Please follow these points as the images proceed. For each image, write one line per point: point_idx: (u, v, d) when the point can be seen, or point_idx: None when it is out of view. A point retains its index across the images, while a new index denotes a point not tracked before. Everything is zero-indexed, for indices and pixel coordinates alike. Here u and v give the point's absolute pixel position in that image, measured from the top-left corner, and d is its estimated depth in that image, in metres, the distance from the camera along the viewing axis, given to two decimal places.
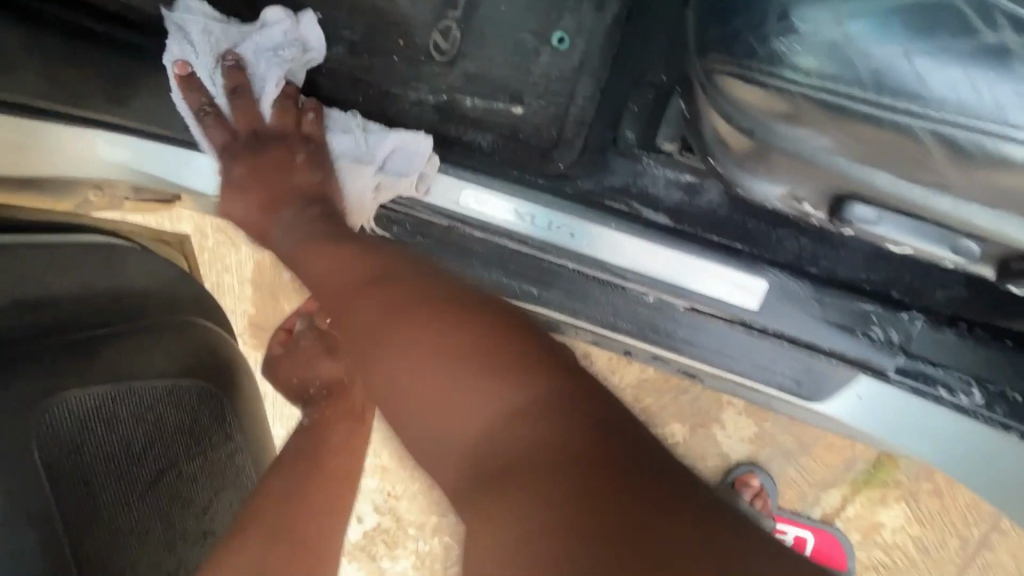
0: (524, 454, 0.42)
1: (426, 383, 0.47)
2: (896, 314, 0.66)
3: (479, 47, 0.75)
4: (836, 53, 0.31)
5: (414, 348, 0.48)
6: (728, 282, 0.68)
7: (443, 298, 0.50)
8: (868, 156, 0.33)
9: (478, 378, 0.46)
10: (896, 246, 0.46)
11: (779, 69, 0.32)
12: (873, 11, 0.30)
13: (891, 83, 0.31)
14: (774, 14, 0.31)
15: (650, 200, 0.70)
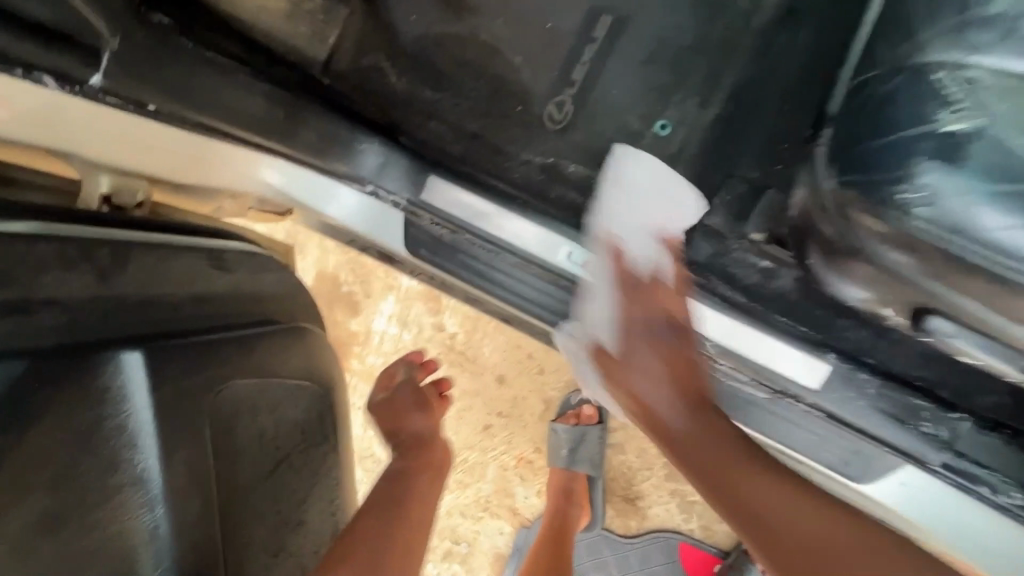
0: (705, 435, 0.57)
1: (694, 448, 0.56)
2: (946, 413, 0.73)
3: (589, 122, 0.86)
4: (955, 211, 0.38)
5: (655, 364, 0.62)
6: (797, 362, 0.75)
7: (694, 424, 0.58)
8: (951, 279, 0.41)
9: (840, 538, 0.50)
10: (964, 356, 0.53)
11: (904, 218, 0.39)
12: (987, 188, 0.38)
13: (986, 240, 0.38)
14: (906, 178, 0.39)
15: (730, 280, 0.78)
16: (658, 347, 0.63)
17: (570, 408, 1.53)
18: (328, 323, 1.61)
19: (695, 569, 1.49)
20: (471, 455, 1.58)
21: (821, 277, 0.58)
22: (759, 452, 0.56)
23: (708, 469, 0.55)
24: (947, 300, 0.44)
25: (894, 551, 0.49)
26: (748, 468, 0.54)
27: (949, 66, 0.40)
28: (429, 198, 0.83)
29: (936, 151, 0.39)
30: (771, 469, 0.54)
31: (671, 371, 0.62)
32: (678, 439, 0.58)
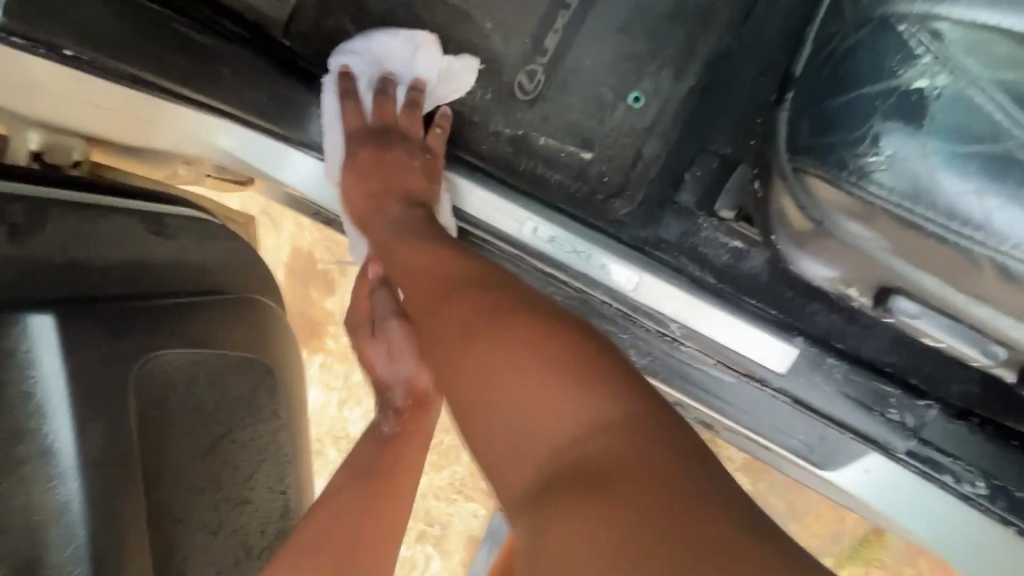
0: (460, 316, 0.51)
1: (463, 339, 0.50)
2: (914, 401, 0.71)
3: (560, 93, 0.82)
4: (912, 173, 0.36)
5: (415, 257, 0.63)
6: (764, 345, 0.73)
7: (483, 311, 0.51)
8: (913, 252, 0.39)
9: (544, 368, 0.45)
10: (928, 339, 0.51)
11: (861, 179, 0.37)
12: (947, 149, 0.35)
13: (945, 205, 0.36)
14: (866, 137, 0.37)
15: (700, 260, 0.76)
16: (438, 254, 0.61)
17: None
18: (303, 300, 1.58)
19: None
20: (446, 437, 1.56)
21: (784, 255, 0.55)
22: (549, 337, 0.47)
23: (478, 370, 0.47)
24: (909, 277, 0.41)
25: (649, 488, 0.38)
26: (539, 344, 0.46)
27: (915, 17, 0.37)
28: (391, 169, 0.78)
29: (899, 109, 0.36)
30: (551, 358, 0.46)
31: (415, 268, 0.62)
32: (457, 319, 0.52)
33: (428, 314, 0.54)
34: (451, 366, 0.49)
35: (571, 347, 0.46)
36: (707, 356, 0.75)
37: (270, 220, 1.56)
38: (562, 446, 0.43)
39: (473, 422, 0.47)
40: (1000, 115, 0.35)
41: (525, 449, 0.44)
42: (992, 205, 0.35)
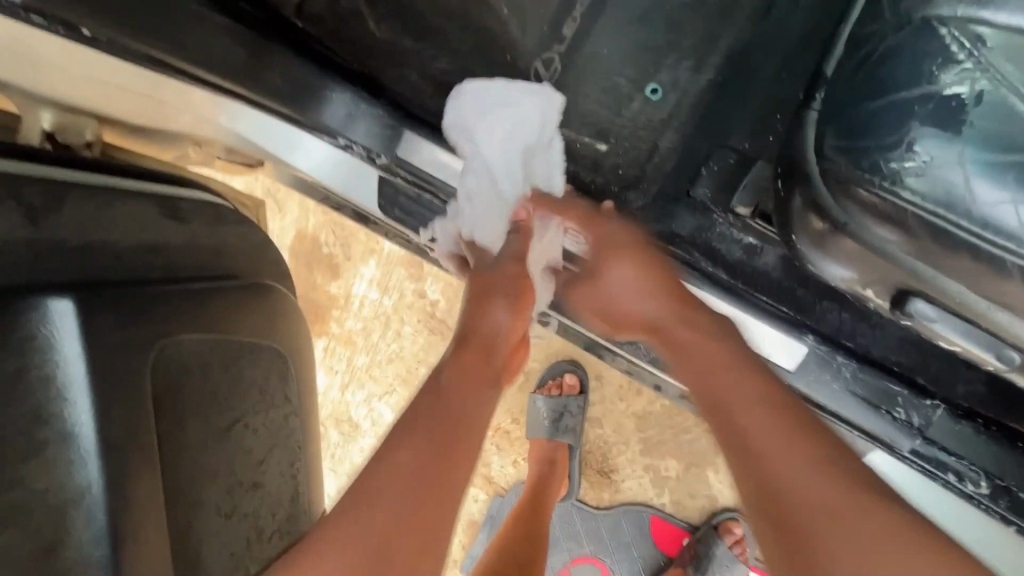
0: (725, 355, 0.58)
1: (717, 375, 0.57)
2: (920, 400, 0.71)
3: (577, 82, 0.81)
4: (943, 182, 0.37)
5: (637, 287, 0.68)
6: (773, 340, 0.73)
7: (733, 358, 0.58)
8: (934, 264, 0.39)
9: (829, 456, 0.49)
10: (942, 342, 0.52)
11: (895, 186, 0.37)
12: (976, 162, 0.36)
13: (977, 212, 0.36)
14: (901, 143, 0.37)
15: (713, 255, 0.76)
16: (641, 263, 0.69)
17: (550, 378, 1.52)
18: (309, 285, 1.62)
19: (666, 544, 1.51)
20: (447, 421, 1.59)
21: (802, 255, 0.56)
22: (794, 404, 0.54)
23: (709, 382, 0.57)
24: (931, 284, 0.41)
25: (870, 494, 0.47)
26: (800, 425, 0.52)
27: (961, 19, 0.37)
28: (405, 156, 0.78)
29: (933, 117, 0.37)
30: (803, 417, 0.53)
31: (651, 286, 0.67)
32: (682, 339, 0.62)
33: (670, 344, 0.63)
34: (681, 357, 0.61)
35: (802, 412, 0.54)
36: None
37: (275, 202, 1.59)
38: (776, 483, 0.49)
39: (754, 457, 0.51)
40: None
41: (781, 496, 0.48)
42: (1020, 215, 0.36)
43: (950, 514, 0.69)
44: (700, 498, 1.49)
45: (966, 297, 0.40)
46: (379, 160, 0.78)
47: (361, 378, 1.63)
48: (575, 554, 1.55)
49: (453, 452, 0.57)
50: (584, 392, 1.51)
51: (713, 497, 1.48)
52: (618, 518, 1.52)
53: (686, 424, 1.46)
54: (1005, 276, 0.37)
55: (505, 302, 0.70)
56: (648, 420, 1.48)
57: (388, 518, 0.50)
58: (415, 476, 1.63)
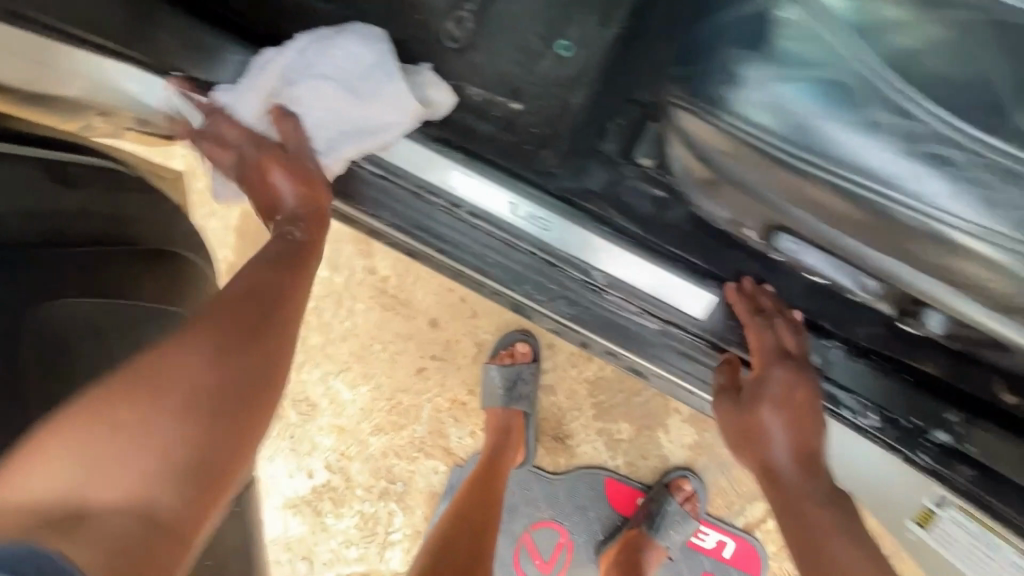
0: (806, 481, 0.66)
1: (810, 512, 0.63)
2: (818, 339, 0.73)
3: (489, 40, 0.81)
4: (766, 104, 0.44)
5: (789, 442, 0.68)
6: (683, 291, 0.75)
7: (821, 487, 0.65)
8: (775, 184, 0.46)
9: (870, 559, 0.59)
10: (813, 275, 0.54)
11: (726, 110, 0.44)
12: (793, 83, 0.43)
13: (795, 128, 0.43)
14: (728, 74, 0.44)
15: (624, 209, 0.77)
16: (752, 398, 0.71)
17: (502, 348, 1.54)
18: None
19: (621, 505, 1.56)
20: (403, 396, 1.61)
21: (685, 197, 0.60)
22: (852, 515, 0.64)
23: (822, 495, 0.65)
24: (781, 208, 0.48)
25: None
26: (848, 535, 0.61)
27: None
28: None
29: (751, 49, 0.44)
30: (858, 529, 0.62)
31: (782, 402, 0.69)
32: (795, 498, 0.65)
33: (783, 500, 0.66)
34: (789, 512, 0.65)
35: (849, 519, 0.63)
36: (633, 304, 0.77)
37: (217, 182, 1.57)
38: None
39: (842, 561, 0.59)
40: (831, 52, 0.43)
41: None
42: (839, 132, 0.43)
43: (854, 448, 0.69)
44: (652, 459, 1.53)
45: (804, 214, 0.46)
46: None
47: (315, 358, 1.63)
48: (535, 518, 1.59)
49: (243, 418, 0.49)
50: (536, 359, 1.54)
51: (665, 458, 1.52)
52: (574, 482, 1.56)
53: (637, 387, 1.49)
54: (830, 190, 0.43)
55: (290, 175, 0.69)
56: (599, 385, 1.51)
57: (147, 462, 0.44)
58: (375, 451, 1.65)
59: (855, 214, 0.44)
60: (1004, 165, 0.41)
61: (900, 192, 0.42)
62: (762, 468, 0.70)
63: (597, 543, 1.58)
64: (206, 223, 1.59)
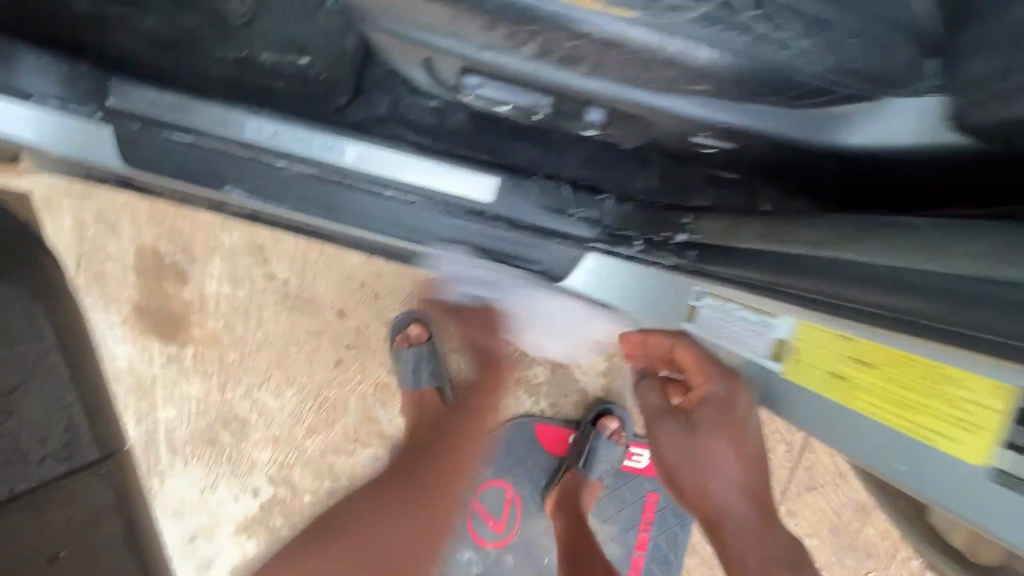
0: (733, 489, 0.73)
1: (751, 528, 0.70)
2: (593, 197, 0.83)
3: (270, 10, 0.91)
4: None
5: (735, 477, 0.74)
6: (466, 183, 0.85)
7: (750, 522, 0.71)
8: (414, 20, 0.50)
9: (771, 531, 0.70)
10: (506, 108, 0.63)
11: None
12: None
13: None
14: None
15: (410, 125, 0.87)
16: (710, 465, 0.74)
17: (398, 333, 1.61)
18: (161, 297, 1.65)
19: (555, 445, 1.62)
20: (328, 391, 1.65)
21: None
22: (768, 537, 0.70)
23: (736, 487, 0.73)
24: (434, 42, 0.54)
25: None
26: (758, 530, 0.70)
27: None
28: (119, 104, 0.86)
29: None
30: (760, 535, 0.70)
31: (737, 478, 0.73)
32: (741, 527, 0.70)
33: (722, 526, 0.71)
34: (727, 533, 0.70)
35: (754, 506, 0.72)
36: (435, 207, 0.87)
37: (107, 226, 1.62)
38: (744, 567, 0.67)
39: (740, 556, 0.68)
40: None
41: None
42: None
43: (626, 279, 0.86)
44: (572, 395, 1.60)
45: (468, 48, 0.52)
46: (97, 113, 0.87)
47: (236, 375, 1.67)
48: (478, 481, 1.63)
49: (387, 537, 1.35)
50: (431, 338, 1.60)
51: (584, 390, 1.59)
52: (507, 435, 1.61)
53: None
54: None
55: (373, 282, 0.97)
56: None
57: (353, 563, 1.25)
58: (313, 453, 1.68)
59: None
60: None
61: None
62: (693, 484, 0.74)
63: (541, 489, 1.63)
64: (104, 267, 1.64)
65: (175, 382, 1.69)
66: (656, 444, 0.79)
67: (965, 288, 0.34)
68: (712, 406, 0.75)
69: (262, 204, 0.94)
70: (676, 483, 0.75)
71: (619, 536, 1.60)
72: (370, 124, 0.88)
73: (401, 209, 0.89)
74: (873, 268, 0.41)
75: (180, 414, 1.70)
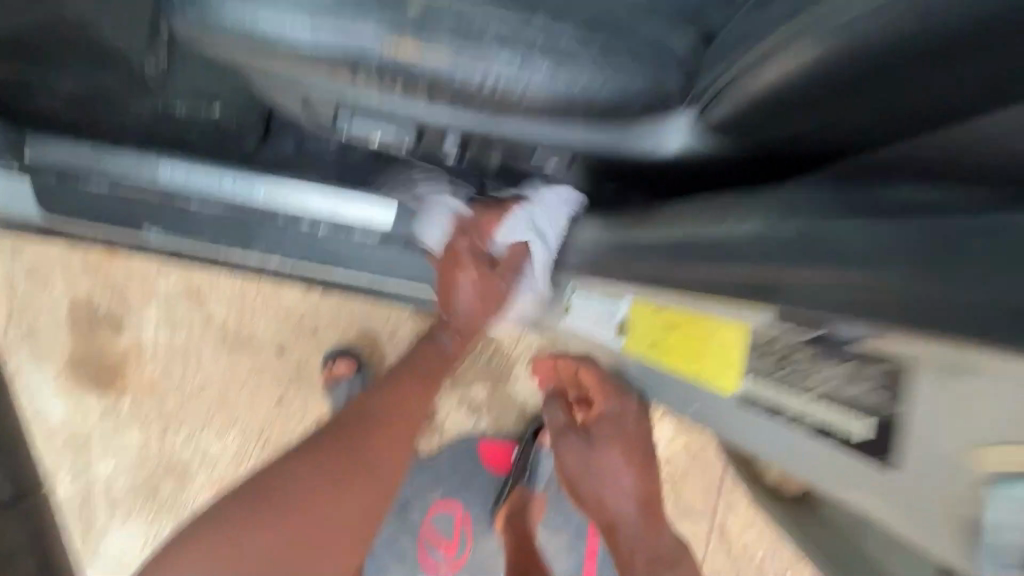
0: (625, 494, 0.97)
1: (637, 530, 0.93)
2: (480, 212, 0.94)
3: (182, 65, 0.99)
4: (229, 33, 0.57)
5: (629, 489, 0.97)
6: (366, 209, 0.93)
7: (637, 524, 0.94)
8: (283, 73, 0.60)
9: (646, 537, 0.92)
10: (378, 141, 0.74)
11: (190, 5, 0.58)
12: (236, 20, 0.56)
13: (233, 20, 0.56)
14: (183, 14, 0.59)
15: (317, 160, 0.98)
16: (607, 475, 0.99)
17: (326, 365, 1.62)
18: (96, 348, 1.64)
19: (501, 462, 1.66)
20: (272, 428, 1.66)
21: (236, 33, 0.57)
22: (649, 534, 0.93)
23: (626, 495, 0.97)
24: (304, 89, 0.64)
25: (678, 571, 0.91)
26: (639, 531, 0.93)
27: None
28: (37, 156, 0.92)
29: None
30: (639, 536, 0.92)
31: (629, 491, 0.97)
32: (629, 530, 0.93)
33: (614, 528, 0.95)
34: (616, 531, 0.95)
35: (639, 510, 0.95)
36: (342, 232, 0.96)
37: (38, 281, 1.63)
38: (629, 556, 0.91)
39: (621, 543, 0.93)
40: None
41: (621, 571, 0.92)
42: (252, 14, 0.56)
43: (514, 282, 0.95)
44: (513, 410, 1.65)
45: (332, 94, 0.63)
46: (17, 166, 0.93)
47: (177, 421, 1.66)
48: (428, 506, 1.65)
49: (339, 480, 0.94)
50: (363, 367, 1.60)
51: (524, 405, 1.65)
52: (453, 455, 1.65)
53: (479, 348, 1.62)
54: (298, 51, 0.57)
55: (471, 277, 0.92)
56: None
57: None
58: None
59: (319, 43, 0.56)
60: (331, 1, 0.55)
61: (322, 28, 0.55)
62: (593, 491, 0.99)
63: (490, 508, 1.66)
64: (36, 322, 1.63)
65: (112, 434, 1.66)
66: (566, 458, 1.05)
67: (975, 302, 0.26)
68: (602, 420, 1.06)
69: (184, 241, 1.01)
70: (582, 486, 1.01)
71: (570, 546, 1.63)
72: (281, 160, 0.98)
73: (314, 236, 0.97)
74: (884, 248, 0.32)
75: (119, 466, 1.67)
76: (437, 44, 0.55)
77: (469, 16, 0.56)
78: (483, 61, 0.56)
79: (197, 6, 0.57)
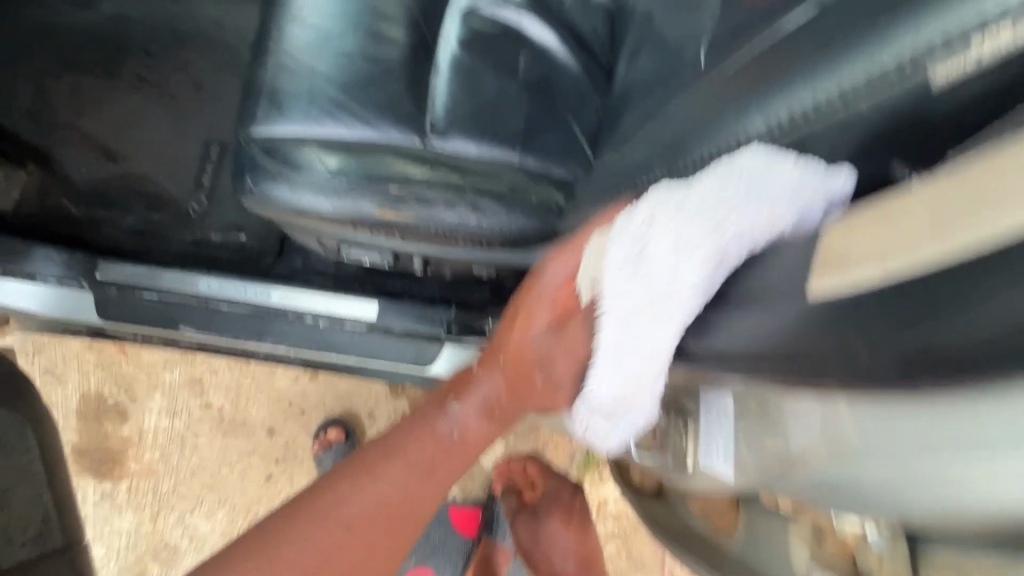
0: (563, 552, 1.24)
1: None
2: (440, 307, 1.26)
3: (218, 205, 1.34)
4: (280, 203, 0.92)
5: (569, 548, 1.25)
6: (356, 305, 1.25)
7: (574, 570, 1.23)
8: (312, 224, 0.96)
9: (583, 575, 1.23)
10: (368, 261, 1.08)
11: (256, 188, 0.92)
12: (285, 195, 0.91)
13: (283, 196, 0.91)
14: (248, 191, 0.94)
15: (318, 271, 1.31)
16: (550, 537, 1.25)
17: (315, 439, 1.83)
18: (100, 437, 1.83)
19: (468, 526, 1.84)
20: (259, 504, 1.83)
21: (286, 202, 0.92)
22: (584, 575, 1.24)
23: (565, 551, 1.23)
24: (323, 233, 0.99)
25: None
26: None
27: (256, 152, 0.94)
28: (104, 276, 1.22)
29: (251, 172, 0.94)
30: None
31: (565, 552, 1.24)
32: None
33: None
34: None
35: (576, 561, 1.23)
36: (336, 324, 1.25)
37: (54, 377, 1.84)
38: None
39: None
40: (289, 147, 0.92)
41: None
42: (296, 193, 0.91)
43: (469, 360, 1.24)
44: (478, 478, 1.86)
45: (341, 235, 0.99)
46: (86, 284, 1.22)
47: (169, 503, 1.82)
48: None
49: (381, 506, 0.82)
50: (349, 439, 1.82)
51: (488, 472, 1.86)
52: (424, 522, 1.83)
53: None
54: (323, 213, 0.91)
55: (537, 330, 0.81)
56: None
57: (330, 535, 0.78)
58: None
59: (337, 209, 0.91)
60: (345, 187, 0.90)
61: (340, 201, 0.90)
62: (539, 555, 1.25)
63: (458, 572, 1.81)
64: None
65: (107, 519, 1.80)
66: (516, 534, 1.29)
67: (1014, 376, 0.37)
68: (545, 497, 1.31)
69: (209, 337, 1.26)
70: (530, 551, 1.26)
71: None
72: (291, 272, 1.31)
73: (313, 328, 1.25)
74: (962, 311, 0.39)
75: (110, 551, 1.79)
76: (410, 210, 0.90)
77: (431, 192, 0.91)
78: (438, 218, 0.91)
79: (261, 189, 0.92)
